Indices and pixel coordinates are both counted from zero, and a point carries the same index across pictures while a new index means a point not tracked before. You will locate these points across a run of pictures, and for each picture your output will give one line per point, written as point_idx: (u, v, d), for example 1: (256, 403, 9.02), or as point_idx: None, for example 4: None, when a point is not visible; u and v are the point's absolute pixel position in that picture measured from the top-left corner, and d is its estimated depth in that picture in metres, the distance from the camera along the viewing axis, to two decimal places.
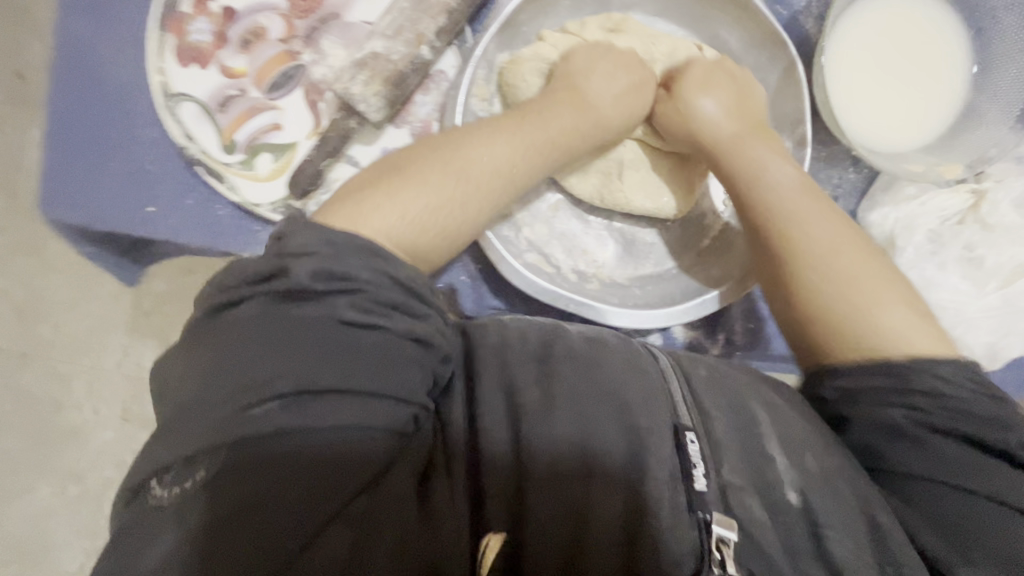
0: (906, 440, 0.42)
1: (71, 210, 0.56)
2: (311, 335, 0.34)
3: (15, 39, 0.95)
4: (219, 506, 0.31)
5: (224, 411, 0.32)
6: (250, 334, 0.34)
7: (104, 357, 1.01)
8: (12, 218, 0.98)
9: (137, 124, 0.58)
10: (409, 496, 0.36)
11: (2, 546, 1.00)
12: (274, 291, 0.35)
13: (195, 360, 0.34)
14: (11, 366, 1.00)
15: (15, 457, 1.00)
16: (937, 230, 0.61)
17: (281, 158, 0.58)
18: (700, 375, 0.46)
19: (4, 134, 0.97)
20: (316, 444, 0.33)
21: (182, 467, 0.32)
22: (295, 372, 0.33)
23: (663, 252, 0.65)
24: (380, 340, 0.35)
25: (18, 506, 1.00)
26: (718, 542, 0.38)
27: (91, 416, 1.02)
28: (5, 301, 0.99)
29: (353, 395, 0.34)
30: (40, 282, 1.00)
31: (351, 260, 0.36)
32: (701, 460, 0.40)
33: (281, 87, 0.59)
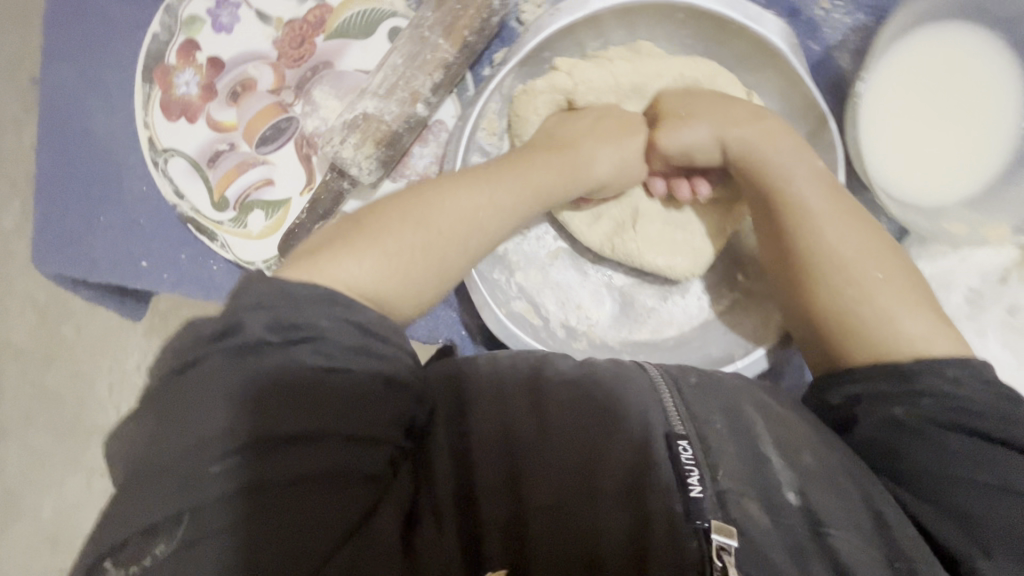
0: (913, 438, 0.42)
1: (65, 264, 0.59)
2: (269, 386, 0.33)
3: (29, 44, 0.96)
4: (185, 573, 0.30)
5: (192, 466, 0.32)
6: (211, 394, 0.33)
7: (124, 358, 1.03)
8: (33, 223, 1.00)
9: (129, 179, 0.59)
10: (385, 547, 0.35)
11: (34, 536, 1.04)
12: (230, 347, 0.34)
13: (154, 427, 0.34)
14: (37, 366, 1.03)
15: (43, 454, 1.04)
16: (976, 290, 0.61)
17: (274, 214, 0.58)
18: (691, 384, 0.46)
19: (23, 140, 0.98)
20: (287, 487, 0.32)
21: (140, 541, 0.31)
22: (254, 422, 0.33)
23: (660, 319, 0.64)
24: (347, 382, 0.35)
25: (48, 500, 1.04)
26: (718, 550, 0.37)
27: (112, 416, 1.04)
28: (29, 304, 1.02)
29: (316, 446, 0.33)
30: (61, 286, 1.02)
31: (319, 312, 0.36)
32: (696, 467, 0.40)
33: (270, 141, 0.59)
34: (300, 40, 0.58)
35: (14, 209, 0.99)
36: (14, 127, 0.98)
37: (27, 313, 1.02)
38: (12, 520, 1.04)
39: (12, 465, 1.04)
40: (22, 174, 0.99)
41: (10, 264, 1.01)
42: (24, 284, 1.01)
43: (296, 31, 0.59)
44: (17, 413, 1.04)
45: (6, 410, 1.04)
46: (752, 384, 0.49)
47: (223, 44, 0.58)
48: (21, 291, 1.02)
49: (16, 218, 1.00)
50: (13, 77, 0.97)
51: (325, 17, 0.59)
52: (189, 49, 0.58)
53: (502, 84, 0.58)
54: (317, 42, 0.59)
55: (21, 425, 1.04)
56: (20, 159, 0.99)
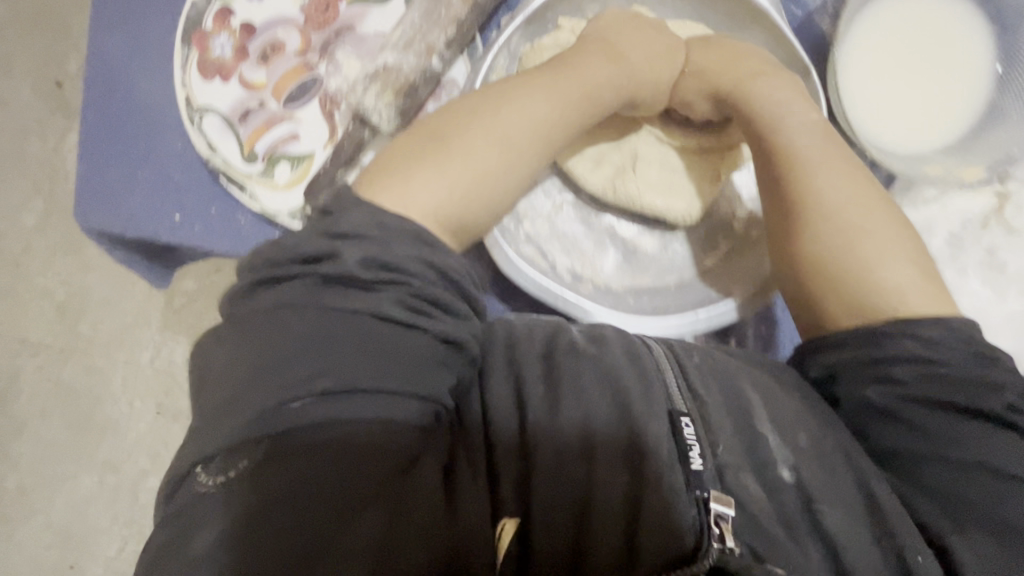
0: (890, 412, 0.43)
1: (104, 219, 0.59)
2: (350, 326, 0.36)
3: (54, 50, 1.01)
4: (257, 497, 0.33)
5: (258, 401, 0.34)
6: (282, 324, 0.36)
7: (138, 351, 1.05)
8: (54, 221, 1.04)
9: (164, 136, 0.60)
10: (434, 494, 0.37)
11: (47, 530, 1.06)
12: (315, 275, 0.37)
13: (230, 345, 0.36)
14: (53, 361, 1.06)
15: (57, 448, 1.06)
16: (956, 235, 0.61)
17: (299, 168, 0.60)
18: (695, 361, 0.47)
19: (44, 141, 1.02)
20: (339, 433, 0.34)
21: (223, 460, 0.34)
22: (328, 366, 0.35)
23: (663, 266, 0.64)
24: (400, 332, 0.37)
25: (62, 494, 1.06)
26: (716, 518, 0.39)
27: (126, 409, 1.06)
28: (47, 300, 1.05)
29: (382, 397, 0.35)
30: (79, 282, 1.05)
31: (391, 245, 0.39)
32: (696, 441, 0.42)
33: (298, 98, 0.61)
34: (325, 7, 0.62)
35: (36, 207, 1.03)
36: (38, 129, 1.02)
37: (44, 308, 1.05)
38: (26, 514, 1.05)
39: (27, 459, 1.06)
40: (44, 174, 1.03)
41: (30, 261, 1.04)
42: (42, 280, 1.04)
43: None
44: (33, 408, 1.06)
45: (22, 405, 1.06)
46: (753, 364, 0.48)
47: (255, 11, 0.62)
48: (39, 288, 1.04)
49: (37, 215, 1.04)
50: (39, 79, 1.01)
51: None
52: (225, 17, 0.61)
53: (509, 41, 0.59)
54: (340, 8, 0.62)
55: (37, 419, 1.06)
56: (42, 160, 1.03)
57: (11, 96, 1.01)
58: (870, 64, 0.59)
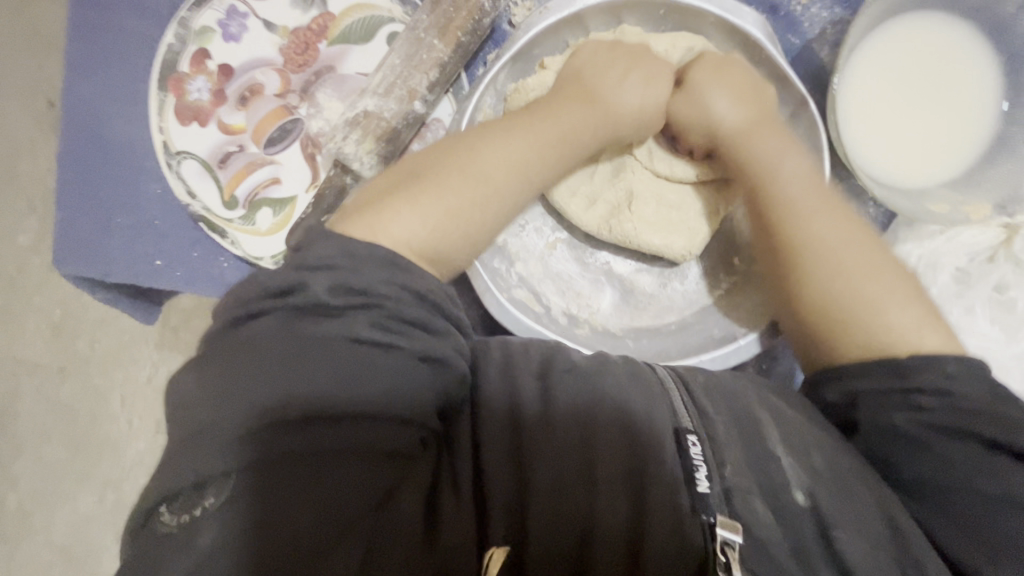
0: (911, 444, 0.42)
1: (81, 265, 0.59)
2: (321, 354, 0.35)
3: (44, 69, 1.00)
4: (231, 532, 0.32)
5: (236, 429, 0.33)
6: (261, 352, 0.35)
7: (136, 369, 1.05)
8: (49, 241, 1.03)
9: (145, 180, 0.61)
10: (414, 519, 0.37)
11: (49, 550, 1.05)
12: (294, 304, 0.36)
13: (206, 372, 0.35)
14: (50, 381, 1.05)
15: (57, 467, 1.05)
16: (964, 270, 0.62)
17: (281, 212, 0.60)
18: (700, 382, 0.46)
19: (37, 161, 1.02)
20: (325, 463, 0.34)
21: (192, 492, 0.32)
22: (304, 392, 0.34)
23: (661, 307, 0.64)
24: (391, 361, 0.36)
25: (62, 513, 1.05)
26: (723, 545, 0.39)
27: (126, 428, 1.05)
28: (44, 320, 1.04)
29: (361, 422, 0.35)
30: (75, 301, 1.04)
31: (374, 274, 0.38)
32: (703, 463, 0.41)
33: (278, 142, 0.61)
34: (304, 47, 0.61)
35: (30, 227, 1.03)
36: (31, 150, 1.01)
37: (41, 328, 1.04)
38: (26, 534, 1.05)
39: (27, 479, 1.05)
40: (37, 194, 1.02)
41: (24, 281, 1.03)
42: (38, 300, 1.04)
43: (300, 38, 0.61)
44: (31, 428, 1.05)
45: (20, 425, 1.05)
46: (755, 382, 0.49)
47: (232, 52, 0.61)
48: (34, 308, 1.04)
49: (33, 235, 1.03)
50: (30, 99, 1.00)
51: (328, 23, 0.61)
52: (201, 58, 0.60)
53: (495, 80, 0.57)
54: (320, 48, 0.61)
55: (35, 439, 1.05)
56: (36, 180, 1.02)
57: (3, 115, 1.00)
58: (873, 95, 0.58)
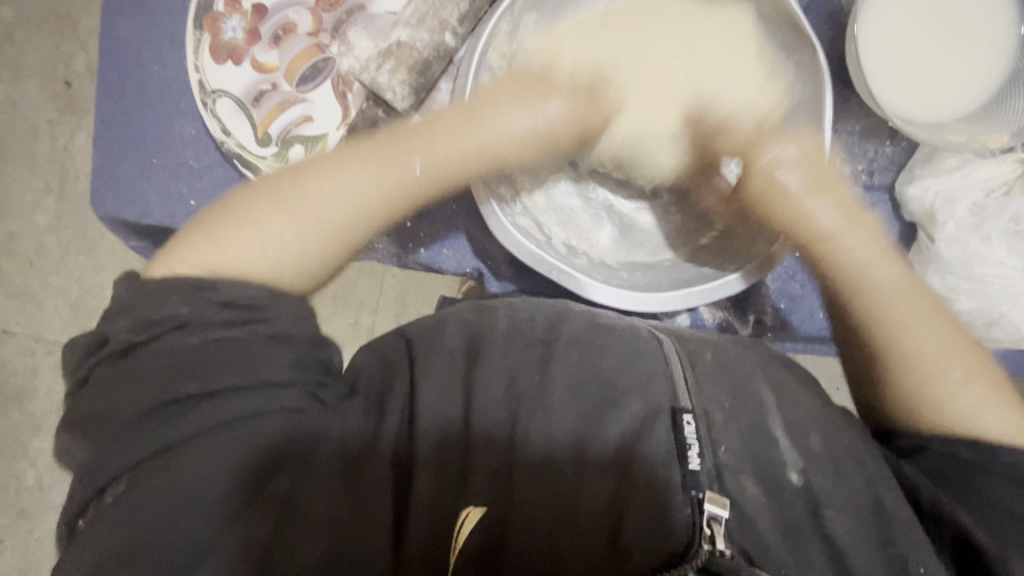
0: (956, 458, 0.43)
1: (122, 207, 0.59)
2: (158, 365, 0.37)
3: (63, 49, 1.01)
4: (136, 520, 0.35)
5: (117, 429, 0.36)
6: (120, 371, 0.37)
7: None
8: (66, 220, 1.05)
9: (178, 122, 0.60)
10: (332, 483, 0.39)
11: (66, 525, 1.07)
12: (112, 352, 0.38)
13: (78, 413, 0.37)
14: (68, 359, 1.07)
15: None
16: (978, 204, 0.59)
17: (313, 149, 0.59)
18: (705, 359, 0.47)
19: (54, 140, 1.03)
20: (200, 438, 0.36)
21: (97, 494, 0.36)
22: (172, 385, 0.36)
23: (656, 243, 0.61)
24: (235, 344, 0.38)
25: None
26: (709, 519, 0.37)
27: None
28: (61, 298, 1.06)
29: (218, 398, 0.37)
30: (91, 280, 1.06)
31: (176, 300, 0.38)
32: (696, 441, 0.40)
33: (311, 80, 0.60)
34: None
35: (49, 206, 1.04)
36: (48, 129, 1.03)
37: (59, 309, 1.06)
38: (44, 510, 1.07)
39: (44, 457, 1.07)
40: (55, 173, 1.04)
41: (43, 261, 1.05)
42: (55, 279, 1.05)
43: None
44: (49, 406, 1.07)
45: (37, 403, 1.07)
46: (767, 357, 0.49)
47: None
48: (52, 286, 1.06)
49: (50, 216, 1.05)
50: (47, 79, 1.02)
51: None
52: None
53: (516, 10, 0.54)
54: None
55: (52, 416, 1.07)
56: (53, 159, 1.04)
57: (20, 96, 1.02)
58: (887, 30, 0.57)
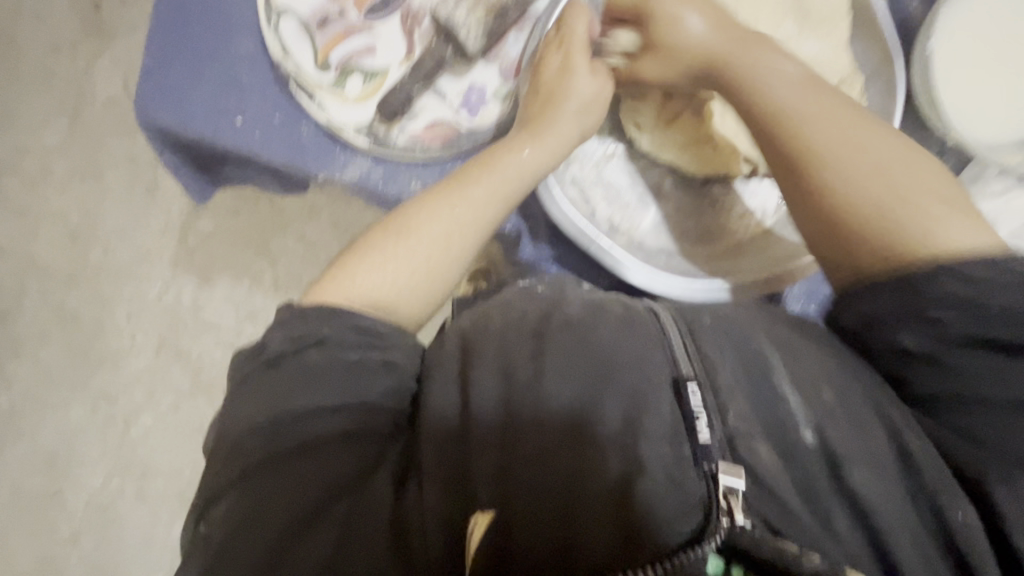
0: (931, 367, 0.38)
1: (165, 112, 0.53)
2: (281, 381, 0.40)
3: None
4: (230, 534, 0.36)
5: (237, 442, 0.39)
6: (256, 389, 0.40)
7: (145, 286, 1.05)
8: (76, 144, 1.03)
9: (237, 36, 0.55)
10: (382, 500, 0.39)
11: (34, 453, 1.05)
12: (263, 361, 0.41)
13: (217, 427, 0.42)
14: (60, 284, 1.05)
15: (53, 372, 1.05)
16: None
17: (372, 82, 0.55)
18: (705, 323, 0.43)
19: (75, 63, 1.01)
20: (296, 454, 0.38)
21: (211, 502, 0.39)
22: (280, 403, 0.39)
23: (706, 230, 0.57)
24: (347, 369, 0.41)
25: (52, 420, 1.05)
26: (725, 492, 0.35)
27: (127, 341, 1.05)
28: (61, 223, 1.04)
29: (319, 412, 0.39)
30: (94, 208, 1.04)
31: (313, 321, 0.42)
32: (704, 411, 0.38)
33: (379, 12, 0.55)
34: None
35: (60, 128, 1.02)
36: (71, 50, 1.01)
37: (58, 233, 1.04)
38: (15, 435, 1.05)
39: (22, 380, 1.05)
40: (71, 96, 1.02)
41: (47, 183, 1.03)
42: (57, 203, 1.03)
43: None
44: (33, 329, 1.05)
45: (22, 325, 1.05)
46: (772, 316, 0.45)
47: None
48: (53, 209, 1.04)
49: (60, 136, 1.03)
50: (78, 0, 1.00)
51: None
52: None
53: None
54: None
55: (35, 340, 1.05)
56: (71, 81, 1.01)
57: (49, 13, 1.01)
58: (960, 52, 0.54)
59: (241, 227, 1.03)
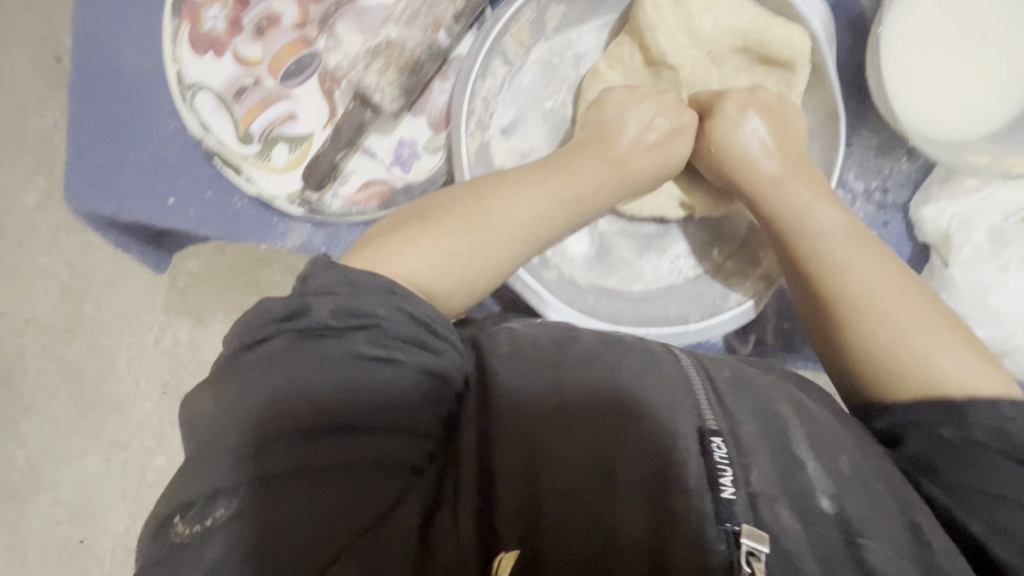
0: (952, 457, 0.42)
1: (96, 202, 0.59)
2: (323, 373, 0.35)
3: (52, 24, 0.99)
4: (236, 552, 0.31)
5: (246, 445, 0.33)
6: (282, 369, 0.35)
7: (142, 334, 1.05)
8: (56, 200, 1.03)
9: (159, 117, 0.60)
10: (412, 529, 0.35)
11: (57, 506, 1.06)
12: (301, 329, 0.36)
13: (213, 403, 0.36)
14: (59, 340, 1.05)
15: (63, 426, 1.06)
16: (997, 228, 0.62)
17: (297, 149, 0.60)
18: (725, 380, 0.46)
19: (45, 119, 1.01)
20: (337, 475, 0.34)
21: (205, 503, 0.33)
22: (325, 410, 0.35)
23: (631, 272, 0.65)
24: (395, 377, 0.37)
25: (70, 472, 1.06)
26: (748, 554, 0.36)
27: (133, 389, 1.06)
28: (51, 279, 1.04)
29: (367, 427, 0.35)
30: (83, 261, 1.04)
31: (375, 300, 0.38)
32: (729, 467, 0.39)
33: (295, 76, 0.60)
34: None
35: (39, 185, 1.02)
36: (39, 106, 1.01)
37: (50, 289, 1.04)
38: (35, 491, 1.06)
39: (35, 437, 1.06)
40: (44, 151, 1.02)
41: (33, 240, 1.04)
42: (46, 259, 1.04)
43: None
44: (39, 386, 1.06)
45: (26, 384, 1.06)
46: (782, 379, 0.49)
47: None
48: (42, 267, 1.04)
49: (42, 196, 1.03)
50: (36, 55, 0.99)
51: None
52: None
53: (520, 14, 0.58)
54: None
55: (43, 397, 1.06)
56: (43, 136, 1.01)
57: (11, 71, 0.99)
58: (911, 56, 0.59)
59: (229, 268, 1.03)
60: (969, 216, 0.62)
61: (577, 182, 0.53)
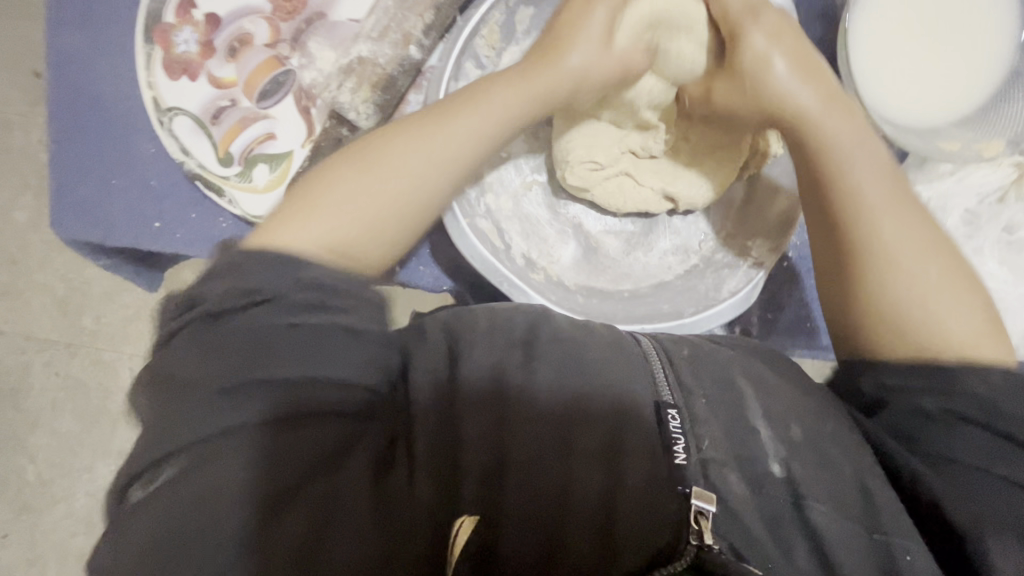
0: (931, 427, 0.43)
1: (81, 230, 0.59)
2: (241, 339, 0.38)
3: (29, 39, 0.98)
4: (189, 504, 0.34)
5: (192, 409, 0.36)
6: (206, 344, 0.38)
7: (143, 346, 1.06)
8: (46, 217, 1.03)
9: (138, 141, 0.61)
10: (365, 482, 0.37)
11: (69, 518, 1.07)
12: (202, 315, 0.39)
13: (155, 383, 0.39)
14: (59, 355, 1.06)
15: (70, 439, 1.08)
16: (972, 211, 0.64)
17: (277, 168, 0.60)
18: (685, 355, 0.47)
19: (28, 135, 1.00)
20: (280, 428, 0.36)
21: (152, 471, 0.35)
22: (250, 370, 0.37)
23: (619, 271, 0.66)
24: (319, 332, 0.39)
25: (80, 485, 1.08)
26: (697, 513, 0.38)
27: None
28: (47, 296, 1.05)
29: (303, 382, 0.37)
30: (78, 277, 1.05)
31: (269, 273, 0.40)
32: (682, 436, 0.41)
33: (270, 95, 0.61)
34: None
35: (27, 203, 1.02)
36: (21, 122, 1.00)
37: (47, 306, 1.05)
38: (46, 504, 1.07)
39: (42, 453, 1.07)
40: (30, 168, 1.02)
41: (26, 258, 1.04)
42: (40, 277, 1.04)
43: None
44: (43, 403, 1.07)
45: (29, 401, 1.06)
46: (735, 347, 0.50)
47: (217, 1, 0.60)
48: (37, 284, 1.04)
49: (30, 213, 1.03)
50: (14, 72, 0.99)
51: None
52: (186, 7, 0.60)
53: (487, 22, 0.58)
54: None
55: (48, 412, 1.07)
56: (28, 153, 1.01)
57: None
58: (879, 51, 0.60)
59: None
60: (948, 200, 0.64)
61: (501, 103, 0.51)
